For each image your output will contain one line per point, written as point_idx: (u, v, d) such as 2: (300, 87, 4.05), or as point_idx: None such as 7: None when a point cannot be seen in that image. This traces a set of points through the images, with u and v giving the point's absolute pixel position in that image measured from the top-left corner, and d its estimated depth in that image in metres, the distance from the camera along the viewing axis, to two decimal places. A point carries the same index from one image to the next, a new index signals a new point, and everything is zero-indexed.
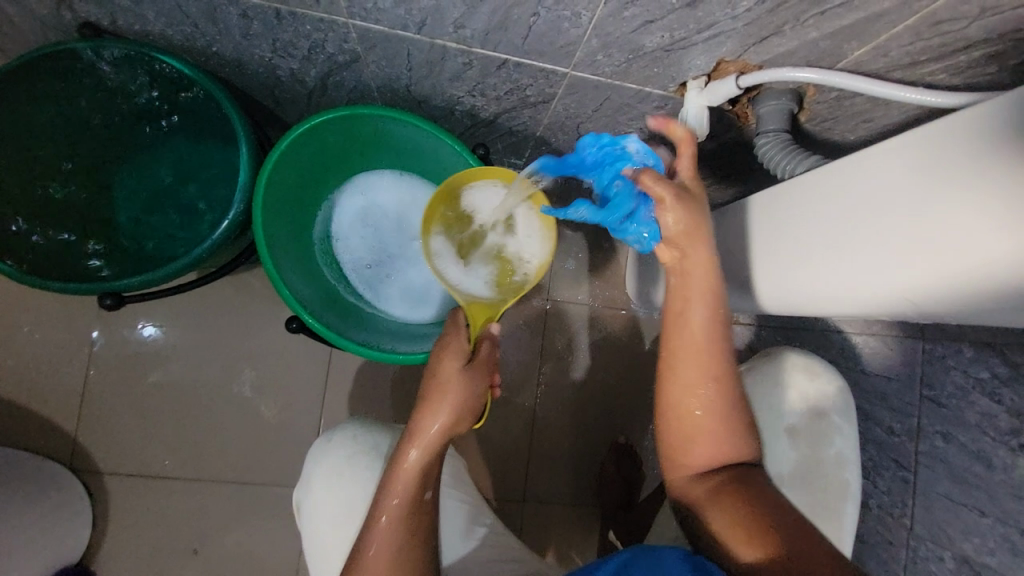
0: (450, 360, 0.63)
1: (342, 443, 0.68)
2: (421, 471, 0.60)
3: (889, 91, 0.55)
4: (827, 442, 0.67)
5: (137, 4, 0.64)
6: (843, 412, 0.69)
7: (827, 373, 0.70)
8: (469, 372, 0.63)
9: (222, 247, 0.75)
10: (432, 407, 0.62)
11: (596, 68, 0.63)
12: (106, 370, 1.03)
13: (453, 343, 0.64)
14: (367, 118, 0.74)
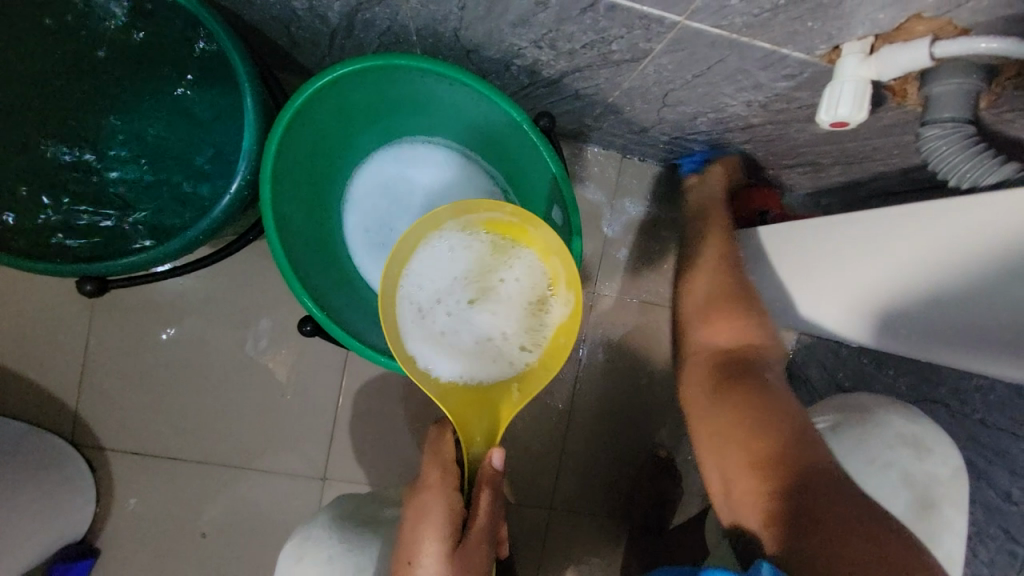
0: (430, 546, 0.53)
1: (312, 567, 0.61)
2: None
3: None
4: (934, 541, 0.61)
5: None
6: (954, 501, 0.62)
7: (939, 453, 0.63)
8: (460, 555, 0.53)
9: (225, 225, 0.62)
10: None
11: (723, 19, 0.46)
12: (108, 341, 0.94)
13: (436, 512, 0.54)
14: (402, 71, 0.58)
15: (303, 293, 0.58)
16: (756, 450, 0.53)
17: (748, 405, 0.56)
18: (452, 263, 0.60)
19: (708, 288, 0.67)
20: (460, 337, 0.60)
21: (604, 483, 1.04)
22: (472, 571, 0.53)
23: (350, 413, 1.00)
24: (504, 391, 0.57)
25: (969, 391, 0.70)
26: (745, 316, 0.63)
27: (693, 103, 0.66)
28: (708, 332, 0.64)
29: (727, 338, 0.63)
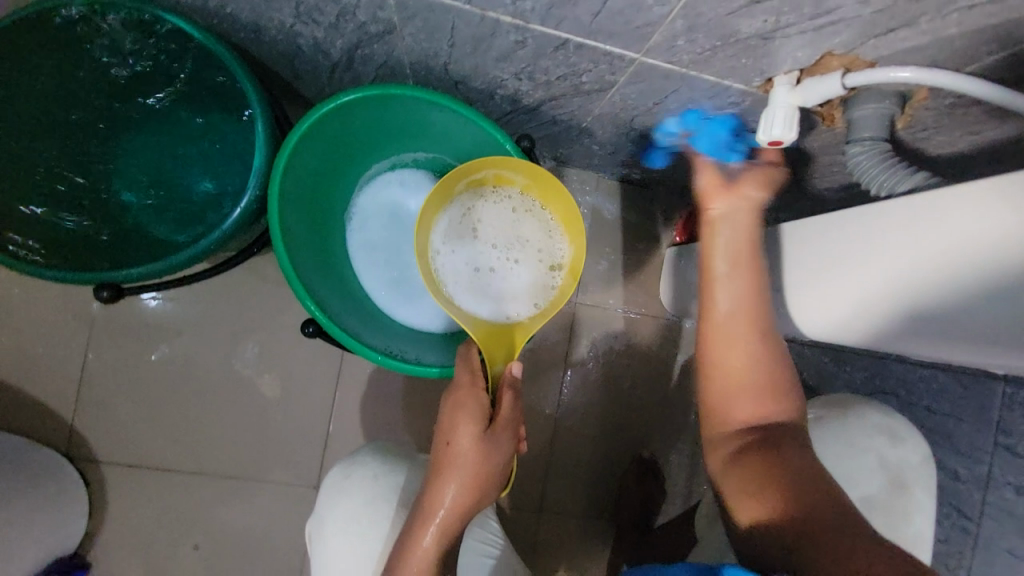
0: (465, 429, 0.56)
1: (360, 483, 0.65)
2: (438, 558, 0.55)
3: None
4: (907, 519, 0.60)
5: None
6: (924, 485, 0.62)
7: (912, 441, 0.63)
8: (488, 440, 0.57)
9: (234, 237, 0.68)
10: (442, 481, 0.56)
11: (672, 56, 0.54)
12: (106, 355, 0.97)
13: (468, 403, 0.57)
14: (401, 99, 0.66)
15: (307, 298, 0.63)
16: (805, 541, 0.45)
17: (788, 494, 0.49)
18: (458, 224, 0.71)
19: (743, 339, 0.56)
20: (474, 284, 0.70)
21: (589, 485, 1.08)
22: (498, 456, 0.57)
23: (341, 423, 1.02)
24: (519, 321, 0.65)
25: (914, 380, 0.77)
26: (776, 383, 0.55)
27: (656, 126, 0.74)
28: (740, 407, 0.55)
29: (750, 414, 0.55)
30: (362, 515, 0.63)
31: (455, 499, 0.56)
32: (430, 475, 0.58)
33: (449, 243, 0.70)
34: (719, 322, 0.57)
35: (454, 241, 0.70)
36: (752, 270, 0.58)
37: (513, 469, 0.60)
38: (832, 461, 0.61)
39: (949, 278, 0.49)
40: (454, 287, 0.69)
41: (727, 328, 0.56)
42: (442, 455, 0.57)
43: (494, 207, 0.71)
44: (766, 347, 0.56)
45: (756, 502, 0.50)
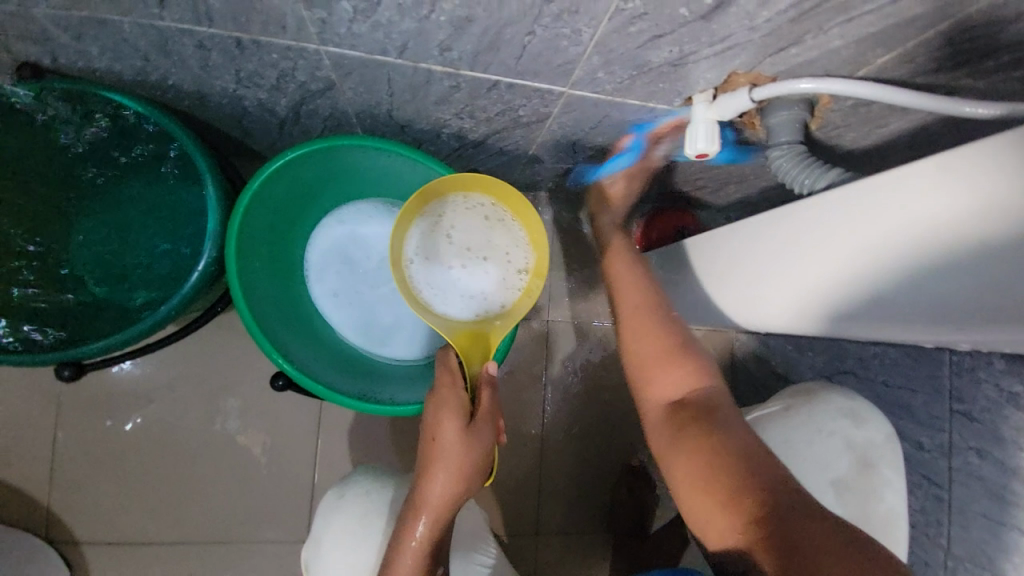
0: (448, 425, 0.57)
1: (353, 502, 0.64)
2: (430, 547, 0.58)
3: (936, 103, 0.48)
4: (875, 498, 0.62)
5: (80, 40, 0.56)
6: (891, 463, 0.64)
7: (874, 421, 0.66)
8: (472, 434, 0.58)
9: (194, 300, 0.68)
10: (430, 475, 0.57)
11: (597, 86, 0.58)
12: (76, 432, 0.95)
13: (449, 400, 0.59)
14: (347, 150, 0.68)
15: (273, 351, 0.64)
16: (730, 487, 0.47)
17: (707, 445, 0.50)
18: (428, 239, 0.71)
19: (642, 311, 0.63)
20: (450, 296, 0.70)
21: (581, 501, 1.08)
22: (479, 450, 0.58)
23: (325, 471, 1.01)
24: (490, 324, 0.68)
25: (870, 358, 0.81)
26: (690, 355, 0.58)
27: (598, 148, 0.78)
28: (661, 380, 0.58)
29: (671, 382, 0.57)
30: (356, 532, 0.62)
31: (441, 492, 0.57)
32: (420, 468, 0.59)
33: (425, 257, 0.70)
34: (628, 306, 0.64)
35: (427, 252, 0.71)
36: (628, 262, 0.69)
37: (496, 457, 0.60)
38: (801, 449, 0.65)
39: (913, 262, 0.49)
40: (431, 300, 0.70)
41: (630, 313, 0.64)
42: (428, 452, 0.58)
43: (462, 221, 0.71)
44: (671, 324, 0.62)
45: (687, 465, 0.51)
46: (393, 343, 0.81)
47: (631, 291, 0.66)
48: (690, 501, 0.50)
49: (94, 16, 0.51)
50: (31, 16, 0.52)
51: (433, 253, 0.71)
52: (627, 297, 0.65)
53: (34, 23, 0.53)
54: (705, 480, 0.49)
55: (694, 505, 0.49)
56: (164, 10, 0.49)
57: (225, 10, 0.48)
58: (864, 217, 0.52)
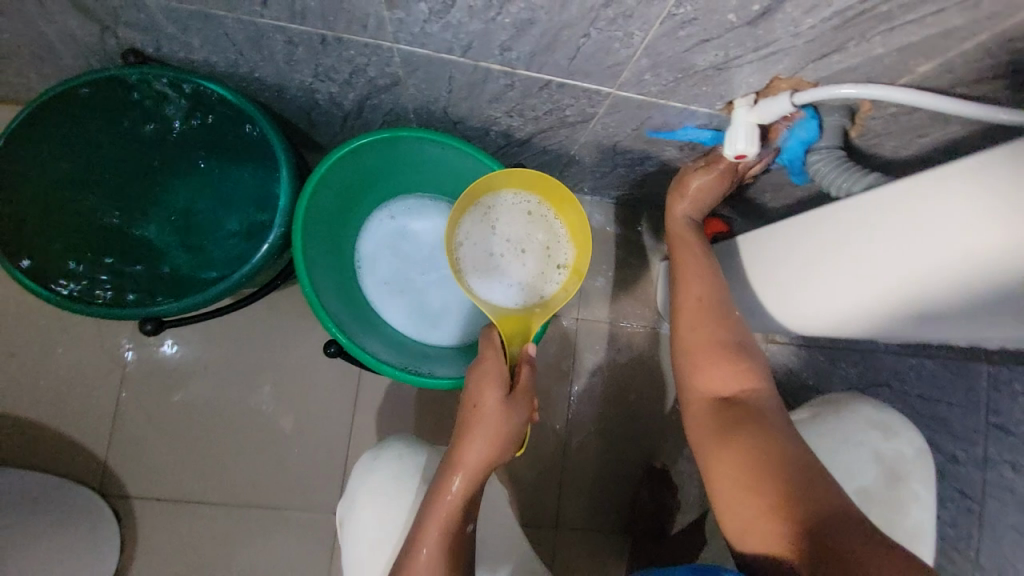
0: (490, 391, 0.61)
1: (388, 463, 0.68)
2: (462, 510, 0.58)
3: (978, 109, 0.50)
4: (903, 511, 0.63)
5: (185, 33, 0.64)
6: (923, 479, 0.64)
7: (907, 435, 0.65)
8: (510, 404, 0.61)
9: (260, 271, 0.74)
10: (469, 436, 0.60)
11: (642, 88, 0.62)
12: (138, 392, 1.03)
13: (492, 369, 0.63)
14: (406, 141, 0.74)
15: (332, 325, 0.70)
16: (774, 495, 0.49)
17: (748, 440, 0.53)
18: (479, 229, 0.76)
19: (700, 310, 0.64)
20: (495, 282, 0.75)
21: (602, 498, 1.09)
22: (517, 418, 0.61)
23: (359, 448, 1.06)
24: (530, 311, 0.71)
25: (905, 370, 0.81)
26: (748, 353, 0.61)
27: (637, 151, 0.82)
28: (714, 381, 0.60)
29: (724, 385, 0.59)
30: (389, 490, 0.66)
31: (478, 455, 0.59)
32: (457, 430, 0.62)
33: (474, 246, 0.76)
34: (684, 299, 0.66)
35: (478, 240, 0.76)
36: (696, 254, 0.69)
37: (527, 434, 0.63)
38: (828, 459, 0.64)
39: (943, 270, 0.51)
40: (477, 285, 0.74)
41: (686, 308, 0.65)
42: (468, 416, 0.61)
43: (509, 215, 0.76)
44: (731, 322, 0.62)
45: (728, 456, 0.54)
46: (434, 328, 0.86)
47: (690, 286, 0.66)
48: (727, 503, 0.53)
49: (203, 12, 0.58)
50: (148, 9, 0.60)
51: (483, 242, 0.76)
52: (685, 294, 0.66)
53: (149, 16, 0.61)
54: (751, 479, 0.51)
55: (733, 508, 0.52)
56: (265, 9, 0.56)
57: (318, 10, 0.55)
58: (885, 235, 0.56)
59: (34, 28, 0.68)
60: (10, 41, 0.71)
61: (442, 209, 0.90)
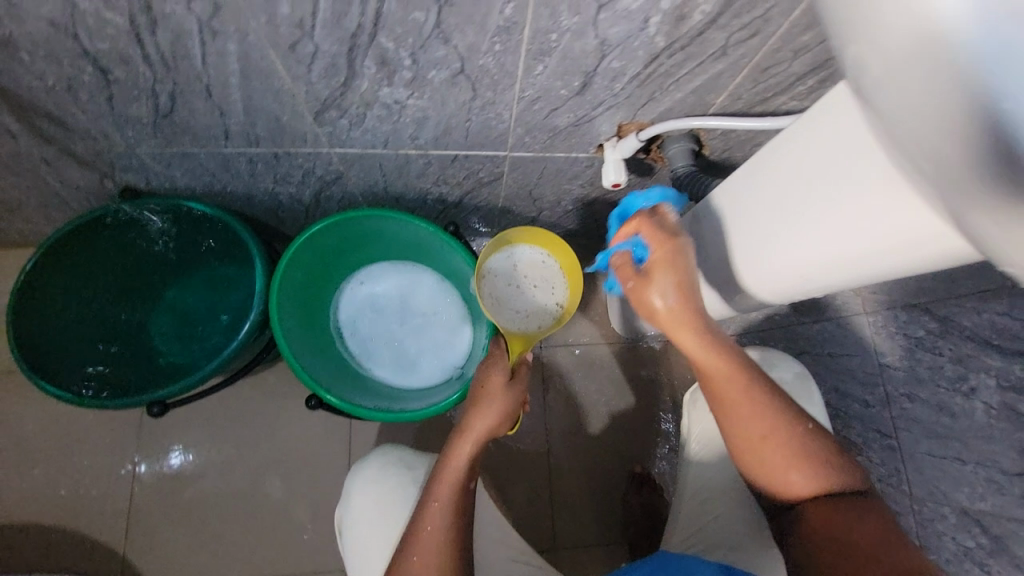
0: (497, 374, 0.76)
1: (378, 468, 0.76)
2: (470, 463, 0.69)
3: (766, 123, 0.66)
4: None
5: (168, 167, 0.81)
6: (805, 397, 0.74)
7: (779, 362, 0.77)
8: (512, 385, 0.76)
9: (246, 348, 0.87)
10: (478, 408, 0.73)
11: (528, 147, 0.79)
12: (148, 485, 1.11)
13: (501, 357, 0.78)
14: (356, 220, 0.90)
15: (325, 391, 0.82)
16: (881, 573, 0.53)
17: (830, 534, 0.58)
18: (504, 266, 0.90)
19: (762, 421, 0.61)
20: (509, 311, 0.89)
21: (594, 510, 1.15)
22: (512, 399, 0.75)
23: None
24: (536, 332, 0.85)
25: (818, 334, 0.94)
26: (811, 450, 0.61)
27: (550, 194, 0.98)
28: (791, 481, 0.61)
29: (803, 480, 0.61)
30: (378, 488, 0.75)
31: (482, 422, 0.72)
32: (468, 405, 0.75)
33: (500, 277, 0.90)
34: (751, 439, 0.62)
35: (500, 274, 0.90)
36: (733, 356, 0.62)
37: (520, 416, 0.77)
38: None
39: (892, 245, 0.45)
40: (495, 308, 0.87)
41: (750, 437, 0.62)
42: (478, 393, 0.76)
43: (528, 262, 0.91)
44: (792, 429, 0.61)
45: (822, 556, 0.57)
46: (405, 374, 0.99)
47: (744, 418, 0.61)
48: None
49: (180, 151, 0.76)
50: (137, 155, 0.77)
51: (505, 277, 0.90)
52: (745, 429, 0.62)
53: (139, 160, 0.79)
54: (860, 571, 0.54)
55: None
56: (227, 142, 0.73)
57: (267, 136, 0.72)
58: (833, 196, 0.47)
59: (48, 184, 0.85)
60: (28, 197, 0.89)
61: (402, 273, 1.04)
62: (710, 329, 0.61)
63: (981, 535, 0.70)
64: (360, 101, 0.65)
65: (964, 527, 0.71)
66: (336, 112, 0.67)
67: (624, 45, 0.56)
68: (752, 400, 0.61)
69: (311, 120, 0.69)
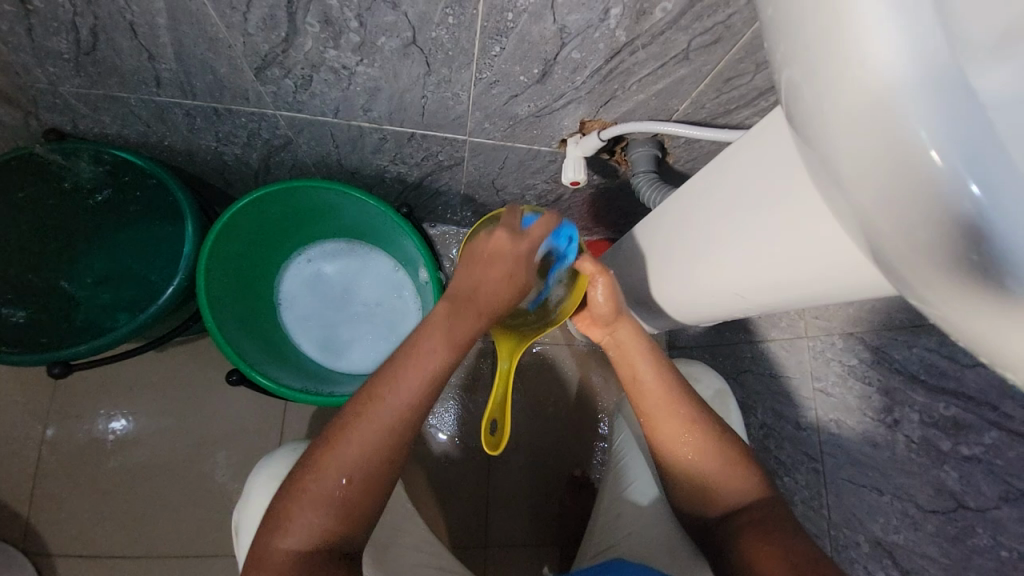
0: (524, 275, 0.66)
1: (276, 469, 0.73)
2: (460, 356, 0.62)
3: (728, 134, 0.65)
4: None
5: (96, 111, 0.74)
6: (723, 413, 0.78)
7: (705, 378, 0.81)
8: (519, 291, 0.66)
9: (167, 314, 0.82)
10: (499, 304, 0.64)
11: (488, 134, 0.76)
12: (58, 449, 1.04)
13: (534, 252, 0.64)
14: (305, 190, 0.84)
15: (254, 372, 0.77)
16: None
17: (771, 539, 0.58)
18: None
19: (683, 423, 0.65)
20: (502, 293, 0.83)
21: (530, 510, 1.14)
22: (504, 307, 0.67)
23: None
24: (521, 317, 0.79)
25: (762, 355, 0.94)
26: (734, 457, 0.64)
27: (513, 187, 0.95)
28: (722, 485, 0.64)
29: (734, 484, 0.64)
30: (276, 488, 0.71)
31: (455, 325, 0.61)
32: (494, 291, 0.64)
33: None
34: (674, 438, 0.66)
35: None
36: (654, 363, 0.69)
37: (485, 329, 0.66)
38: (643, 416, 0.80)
39: (814, 275, 0.46)
40: None
41: (673, 440, 0.66)
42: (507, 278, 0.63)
43: None
44: (711, 419, 0.66)
45: (759, 554, 0.57)
46: (349, 355, 0.96)
47: (662, 416, 0.66)
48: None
49: (108, 94, 0.70)
50: (60, 94, 0.71)
51: None
52: (670, 436, 0.66)
53: (63, 100, 0.72)
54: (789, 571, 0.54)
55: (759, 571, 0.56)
56: (160, 89, 0.68)
57: (205, 88, 0.67)
58: (757, 225, 0.48)
59: None
60: None
61: (355, 253, 1.00)
62: (634, 332, 0.71)
63: (891, 566, 0.68)
64: (305, 62, 0.60)
65: (875, 557, 0.70)
66: (278, 70, 0.62)
67: (584, 35, 0.54)
68: (671, 404, 0.66)
69: (252, 77, 0.64)
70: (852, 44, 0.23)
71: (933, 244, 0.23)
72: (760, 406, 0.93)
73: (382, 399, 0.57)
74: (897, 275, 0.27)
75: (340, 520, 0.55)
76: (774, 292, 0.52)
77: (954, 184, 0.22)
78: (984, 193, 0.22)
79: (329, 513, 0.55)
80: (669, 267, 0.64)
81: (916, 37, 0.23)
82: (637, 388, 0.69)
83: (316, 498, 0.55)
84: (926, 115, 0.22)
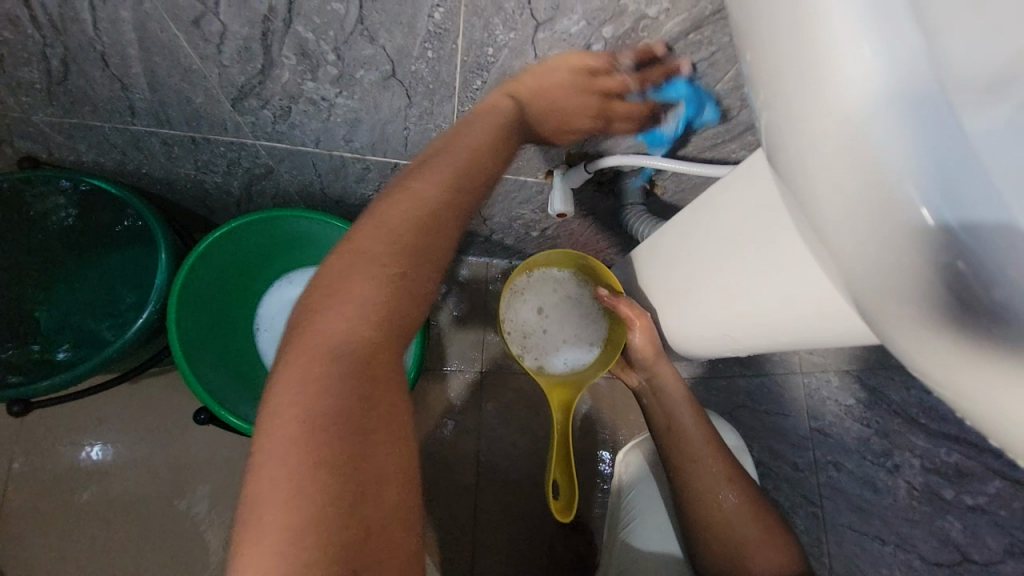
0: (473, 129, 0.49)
1: None
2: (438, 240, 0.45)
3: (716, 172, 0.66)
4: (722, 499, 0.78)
5: (71, 140, 0.73)
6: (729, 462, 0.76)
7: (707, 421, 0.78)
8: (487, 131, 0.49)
9: (134, 348, 0.79)
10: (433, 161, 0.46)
11: None
12: (27, 485, 1.01)
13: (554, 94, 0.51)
14: (285, 219, 0.81)
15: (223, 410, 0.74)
16: None
17: None
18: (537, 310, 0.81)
19: (717, 473, 0.69)
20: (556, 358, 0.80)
21: (512, 556, 1.06)
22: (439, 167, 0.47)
23: None
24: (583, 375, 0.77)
25: None
26: (765, 510, 0.68)
27: (500, 217, 0.93)
28: (754, 543, 0.66)
29: (764, 540, 0.66)
30: None
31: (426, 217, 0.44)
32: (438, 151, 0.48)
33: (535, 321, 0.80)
34: (713, 490, 0.68)
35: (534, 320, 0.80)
36: (692, 412, 0.71)
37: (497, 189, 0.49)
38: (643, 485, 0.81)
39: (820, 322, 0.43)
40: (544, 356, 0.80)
41: (709, 491, 0.68)
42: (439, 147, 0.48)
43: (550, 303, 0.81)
44: (739, 472, 0.69)
45: None
46: None
47: (703, 463, 0.69)
48: None
49: (83, 123, 0.68)
50: (35, 123, 0.69)
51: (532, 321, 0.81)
52: (709, 484, 0.68)
53: (39, 129, 0.71)
54: None
55: None
56: (135, 118, 0.66)
57: (181, 118, 0.65)
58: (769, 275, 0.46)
59: None
60: None
61: None
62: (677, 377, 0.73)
63: None
64: (282, 93, 0.59)
65: None
66: (256, 101, 0.61)
67: None
68: (709, 449, 0.69)
69: (229, 107, 0.62)
70: (832, 80, 0.20)
71: (927, 308, 0.20)
72: (755, 444, 0.82)
73: (344, 309, 0.41)
74: (882, 336, 0.24)
75: (344, 485, 0.37)
76: (784, 336, 0.49)
77: (951, 243, 0.19)
78: (977, 249, 0.19)
79: (328, 485, 0.36)
80: (672, 298, 0.61)
81: (901, 64, 0.20)
82: (676, 435, 0.71)
83: (313, 471, 0.36)
84: (917, 158, 0.19)
